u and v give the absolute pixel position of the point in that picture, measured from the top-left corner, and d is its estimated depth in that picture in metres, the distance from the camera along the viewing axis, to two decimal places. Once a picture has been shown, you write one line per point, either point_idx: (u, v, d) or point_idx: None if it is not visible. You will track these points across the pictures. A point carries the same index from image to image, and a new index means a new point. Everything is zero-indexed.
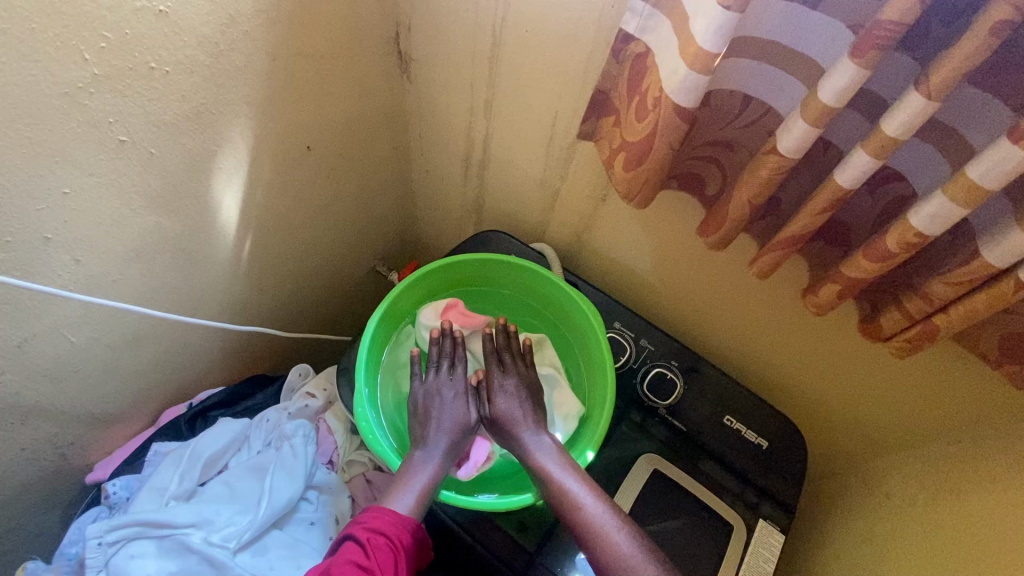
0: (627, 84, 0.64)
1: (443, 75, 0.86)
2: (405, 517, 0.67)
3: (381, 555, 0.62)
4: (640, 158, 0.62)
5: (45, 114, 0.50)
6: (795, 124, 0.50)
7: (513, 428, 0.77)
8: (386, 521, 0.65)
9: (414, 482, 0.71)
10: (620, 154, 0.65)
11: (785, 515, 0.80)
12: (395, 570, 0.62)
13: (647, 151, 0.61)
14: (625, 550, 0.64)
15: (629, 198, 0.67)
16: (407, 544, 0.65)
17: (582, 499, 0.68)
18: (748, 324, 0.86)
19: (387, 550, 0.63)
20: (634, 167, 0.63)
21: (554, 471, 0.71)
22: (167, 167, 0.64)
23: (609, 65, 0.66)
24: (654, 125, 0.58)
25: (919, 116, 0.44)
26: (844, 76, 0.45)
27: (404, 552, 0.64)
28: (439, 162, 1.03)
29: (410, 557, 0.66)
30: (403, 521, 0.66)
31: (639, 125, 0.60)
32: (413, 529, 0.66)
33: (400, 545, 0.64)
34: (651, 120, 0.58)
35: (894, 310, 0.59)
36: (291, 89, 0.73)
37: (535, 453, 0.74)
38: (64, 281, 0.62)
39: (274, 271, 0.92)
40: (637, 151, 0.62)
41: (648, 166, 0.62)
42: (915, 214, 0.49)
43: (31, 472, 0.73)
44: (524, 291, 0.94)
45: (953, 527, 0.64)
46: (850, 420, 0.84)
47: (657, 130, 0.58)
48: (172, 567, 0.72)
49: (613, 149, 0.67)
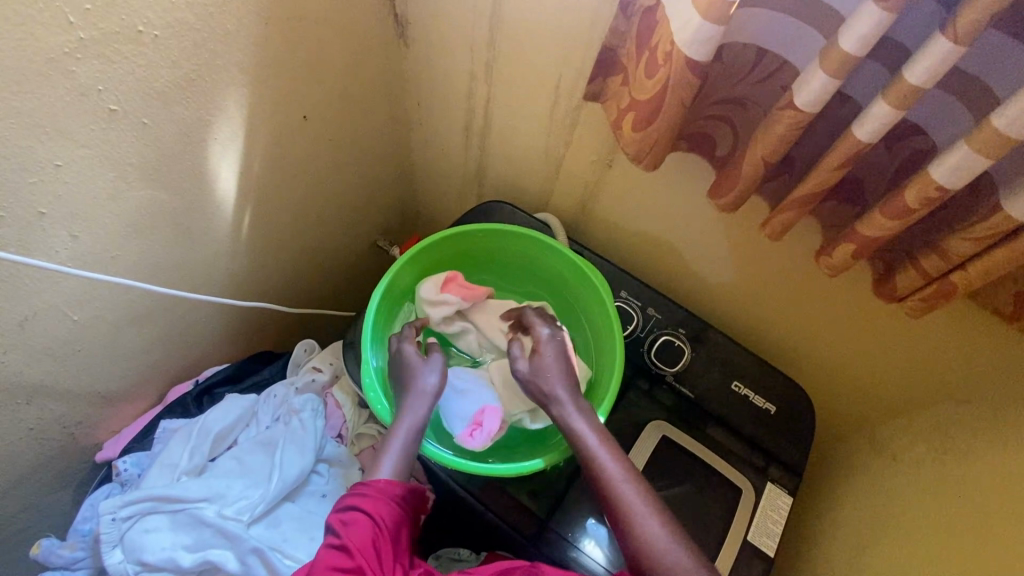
0: (636, 41, 0.62)
1: (441, 38, 0.83)
2: (383, 481, 0.66)
3: (353, 529, 0.60)
4: (650, 117, 0.60)
5: (32, 81, 0.48)
6: (813, 76, 0.48)
7: (550, 389, 0.74)
8: (356, 498, 0.64)
9: (402, 427, 0.71)
10: (629, 115, 0.63)
11: (794, 478, 0.81)
12: (374, 537, 0.60)
13: (657, 110, 0.59)
14: (653, 530, 0.63)
15: (638, 160, 0.66)
16: (388, 510, 0.64)
17: (616, 479, 0.66)
18: (756, 289, 0.86)
19: (361, 522, 0.61)
20: (643, 127, 0.62)
21: (593, 445, 0.69)
22: (161, 139, 0.62)
23: (617, 20, 0.64)
24: (666, 81, 0.56)
25: (944, 62, 0.42)
26: (867, 22, 0.43)
27: (384, 518, 0.62)
28: (439, 131, 1.01)
29: (396, 520, 0.64)
30: (378, 489, 0.65)
31: (649, 83, 0.58)
32: (392, 493, 0.65)
33: (377, 514, 0.62)
34: (661, 76, 0.56)
35: (909, 270, 0.58)
36: (285, 56, 0.70)
37: (574, 420, 0.72)
38: (63, 258, 0.60)
39: (275, 246, 0.91)
40: (647, 111, 0.60)
41: (658, 126, 0.60)
42: (937, 167, 0.47)
43: (40, 451, 0.73)
44: (530, 263, 0.93)
45: (965, 486, 0.64)
46: (860, 384, 0.84)
47: (669, 87, 0.56)
48: (186, 541, 0.72)
49: (621, 110, 0.65)
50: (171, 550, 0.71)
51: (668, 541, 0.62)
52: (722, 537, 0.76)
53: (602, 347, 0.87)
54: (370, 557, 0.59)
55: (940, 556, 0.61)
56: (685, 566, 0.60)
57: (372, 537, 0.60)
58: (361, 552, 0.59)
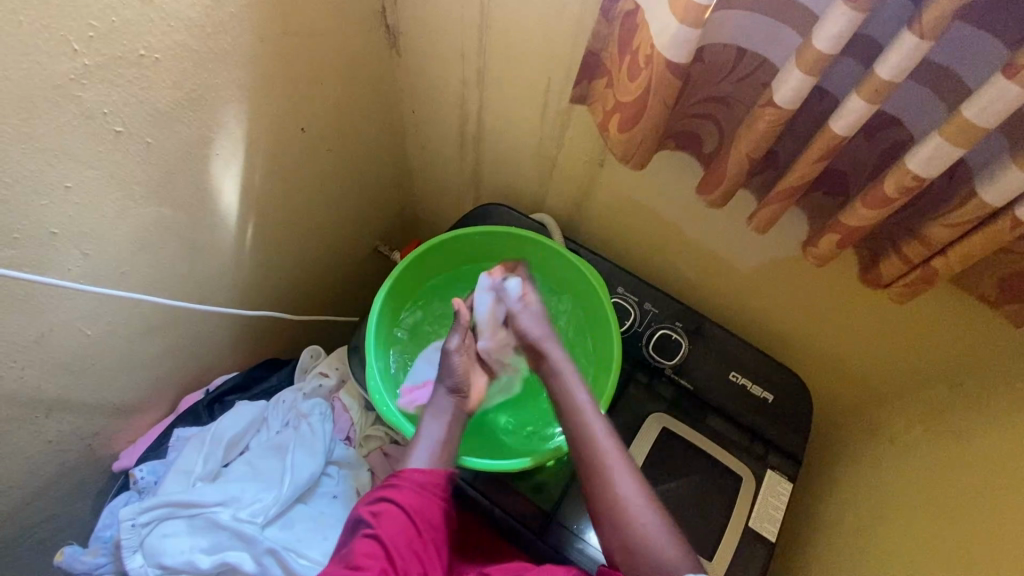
0: (618, 44, 0.63)
1: (432, 47, 0.85)
2: (414, 471, 0.68)
3: (385, 520, 0.63)
4: (635, 118, 0.62)
5: (40, 107, 0.50)
6: (789, 74, 0.50)
7: (541, 341, 0.80)
8: (390, 489, 0.66)
9: (427, 428, 0.75)
10: (615, 116, 0.65)
11: (792, 464, 0.83)
12: (405, 523, 0.63)
13: (640, 111, 0.61)
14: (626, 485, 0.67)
15: (627, 160, 0.68)
16: (418, 498, 0.66)
17: (600, 438, 0.70)
18: (750, 280, 0.87)
19: (393, 511, 0.64)
20: (629, 127, 0.63)
21: (585, 408, 0.73)
22: (165, 156, 0.64)
23: (600, 25, 0.66)
24: (649, 83, 0.58)
25: (912, 58, 0.44)
26: (837, 20, 0.45)
27: (415, 508, 0.65)
28: (433, 137, 1.03)
29: (429, 511, 0.66)
30: (410, 479, 0.67)
31: (632, 85, 0.60)
32: (424, 483, 0.68)
33: (408, 503, 0.65)
34: (644, 78, 0.58)
35: (893, 258, 0.60)
36: (281, 70, 0.72)
37: (563, 369, 0.78)
38: (75, 274, 0.63)
39: (278, 256, 0.93)
40: (631, 112, 0.62)
41: (644, 127, 0.62)
42: (912, 158, 0.49)
43: (59, 462, 0.75)
44: (584, 292, 0.91)
45: (957, 466, 0.66)
46: (856, 370, 0.86)
47: (652, 89, 0.58)
48: (204, 544, 0.75)
49: (608, 111, 0.67)
50: (190, 553, 0.74)
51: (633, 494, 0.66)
52: (723, 525, 0.78)
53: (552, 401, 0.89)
54: (403, 547, 0.62)
55: (940, 538, 0.63)
56: (653, 524, 0.64)
57: (403, 523, 0.63)
58: (394, 542, 0.61)
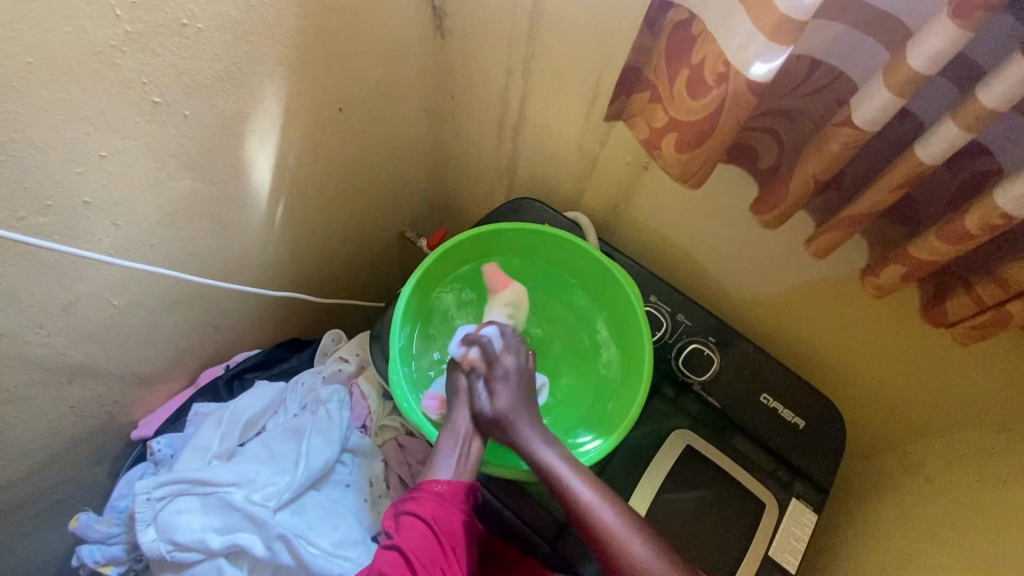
0: (665, 54, 0.60)
1: (479, 31, 0.82)
2: (439, 486, 0.70)
3: (406, 533, 0.67)
4: (699, 137, 0.58)
5: (79, 73, 0.48)
6: (873, 95, 0.46)
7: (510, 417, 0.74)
8: (413, 500, 0.70)
9: (445, 446, 0.73)
10: (671, 133, 0.61)
11: (820, 495, 0.80)
12: (426, 537, 0.67)
13: (707, 133, 0.57)
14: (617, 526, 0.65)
15: (685, 179, 0.64)
16: (441, 511, 0.69)
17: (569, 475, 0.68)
18: (792, 300, 0.84)
19: (415, 524, 0.67)
20: (693, 147, 0.60)
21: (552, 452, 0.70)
22: (203, 129, 0.63)
23: (643, 36, 0.63)
24: (718, 102, 0.54)
25: (1023, 85, 0.39)
26: (939, 39, 0.41)
27: (436, 522, 0.68)
28: (472, 125, 1.00)
29: (450, 520, 0.69)
30: (433, 493, 0.70)
31: (696, 103, 0.56)
32: (446, 495, 0.70)
33: (429, 517, 0.68)
34: (714, 98, 0.54)
35: (963, 296, 0.55)
36: (323, 47, 0.69)
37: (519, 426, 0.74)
38: (106, 245, 0.62)
39: (306, 237, 0.91)
40: (695, 132, 0.58)
41: (708, 146, 0.59)
42: (1002, 193, 0.45)
43: (80, 428, 0.76)
44: (596, 338, 0.92)
45: (1006, 518, 0.61)
46: (897, 403, 0.81)
47: (725, 109, 0.54)
48: (215, 523, 0.74)
49: (655, 130, 0.64)
50: (201, 532, 0.73)
51: (630, 534, 0.64)
52: (741, 552, 0.75)
53: (604, 414, 0.85)
54: (424, 557, 0.66)
55: None
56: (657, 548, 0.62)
57: (423, 538, 0.66)
58: (414, 554, 0.65)
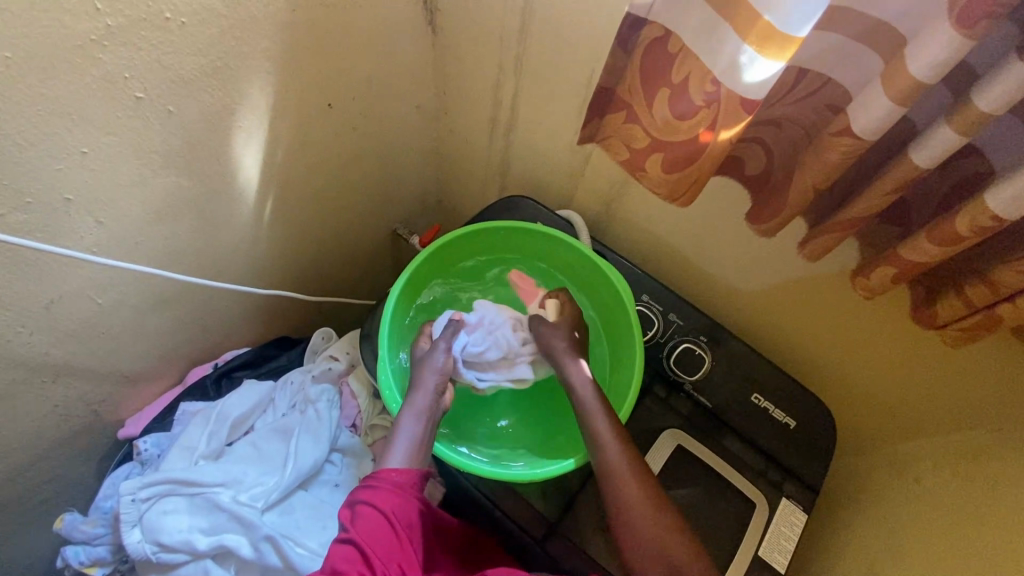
0: (642, 69, 0.59)
1: (471, 26, 0.81)
2: (395, 471, 0.66)
3: (361, 523, 0.62)
4: (690, 156, 0.59)
5: (58, 68, 0.47)
6: (872, 101, 0.46)
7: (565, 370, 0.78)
8: (366, 489, 0.65)
9: (404, 427, 0.71)
10: (657, 154, 0.63)
11: (810, 496, 0.79)
12: (382, 527, 0.62)
13: (700, 149, 0.58)
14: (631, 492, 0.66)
15: (674, 198, 0.66)
16: (397, 500, 0.64)
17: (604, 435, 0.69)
18: (783, 300, 0.83)
19: (370, 514, 0.62)
20: (682, 167, 0.61)
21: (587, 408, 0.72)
22: (189, 126, 0.62)
23: (615, 56, 0.62)
24: (708, 122, 0.55)
25: (1017, 89, 0.39)
26: (939, 49, 0.40)
27: (392, 511, 0.63)
28: (464, 121, 0.99)
29: (407, 510, 0.65)
30: (389, 480, 0.65)
31: (684, 126, 0.57)
32: (404, 481, 0.66)
33: (385, 506, 0.63)
34: (703, 117, 0.55)
35: (953, 298, 0.55)
36: (312, 41, 0.68)
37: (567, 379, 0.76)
38: (88, 243, 0.61)
39: (295, 234, 0.90)
40: (685, 151, 0.60)
41: (697, 166, 0.60)
42: (994, 195, 0.44)
43: (65, 427, 0.75)
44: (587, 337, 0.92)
45: (994, 519, 0.61)
46: (887, 403, 0.81)
47: (715, 128, 0.55)
48: (202, 524, 0.74)
49: (640, 151, 0.65)
50: (188, 533, 0.73)
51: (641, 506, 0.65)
52: (732, 552, 0.75)
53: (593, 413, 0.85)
54: (381, 549, 0.61)
55: None
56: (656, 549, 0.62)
57: (380, 528, 0.62)
58: (370, 547, 0.60)
